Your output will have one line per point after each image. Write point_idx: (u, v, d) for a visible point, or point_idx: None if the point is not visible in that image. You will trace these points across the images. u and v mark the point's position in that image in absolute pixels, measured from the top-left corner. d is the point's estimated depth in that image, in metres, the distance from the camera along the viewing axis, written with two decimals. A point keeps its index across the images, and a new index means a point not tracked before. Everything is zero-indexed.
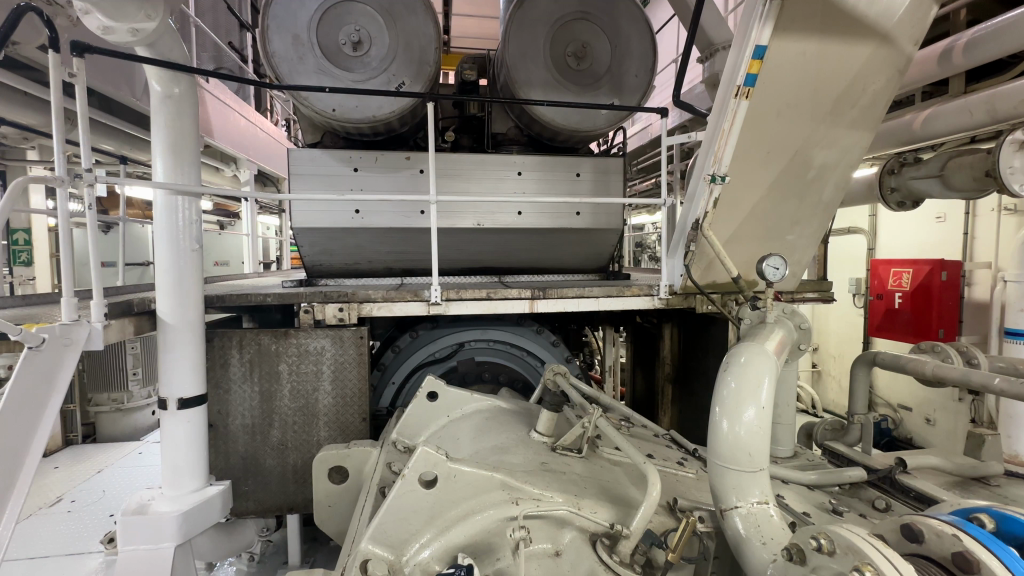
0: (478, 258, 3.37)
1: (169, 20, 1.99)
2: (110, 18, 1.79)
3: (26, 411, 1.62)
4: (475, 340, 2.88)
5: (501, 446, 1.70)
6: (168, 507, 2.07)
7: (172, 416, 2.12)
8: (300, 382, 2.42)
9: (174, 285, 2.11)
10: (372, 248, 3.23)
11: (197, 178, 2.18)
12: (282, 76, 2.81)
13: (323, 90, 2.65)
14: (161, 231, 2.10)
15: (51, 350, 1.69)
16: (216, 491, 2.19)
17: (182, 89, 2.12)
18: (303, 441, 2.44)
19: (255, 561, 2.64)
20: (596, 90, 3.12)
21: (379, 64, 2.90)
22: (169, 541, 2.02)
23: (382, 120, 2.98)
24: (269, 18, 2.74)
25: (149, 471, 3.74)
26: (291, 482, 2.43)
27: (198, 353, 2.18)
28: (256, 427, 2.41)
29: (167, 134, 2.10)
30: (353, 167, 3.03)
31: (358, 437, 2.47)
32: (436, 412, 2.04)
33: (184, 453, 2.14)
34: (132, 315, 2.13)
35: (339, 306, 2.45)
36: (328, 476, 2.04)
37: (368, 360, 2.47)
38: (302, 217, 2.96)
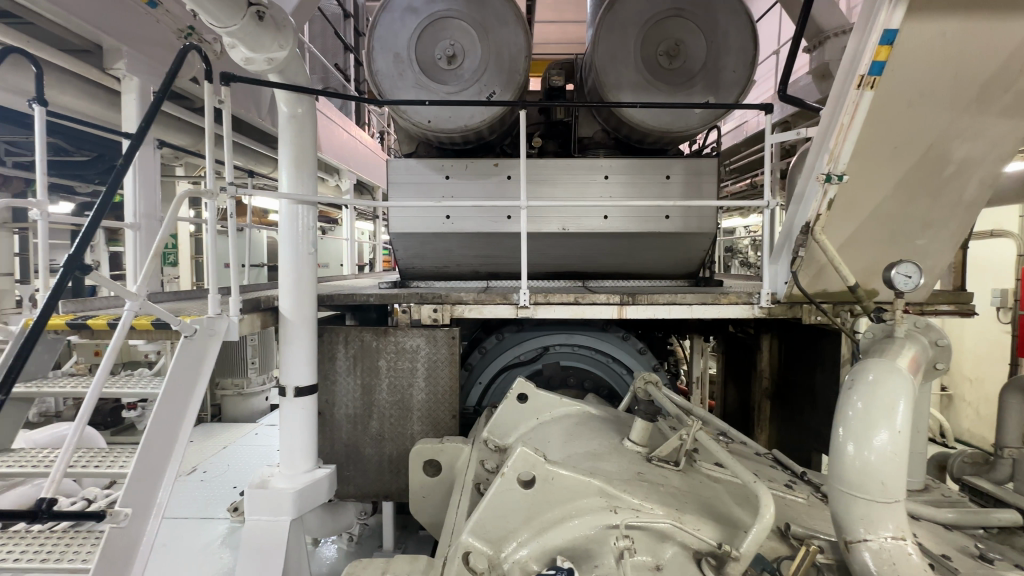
0: (562, 262, 3.37)
1: (296, 49, 2.23)
2: (251, 50, 2.04)
3: (182, 390, 1.87)
4: (560, 345, 2.88)
5: (594, 451, 1.68)
6: (285, 484, 2.29)
7: (289, 403, 2.36)
8: (397, 378, 2.58)
9: (294, 284, 2.35)
10: (460, 253, 3.36)
11: (314, 188, 2.42)
12: (384, 92, 3.03)
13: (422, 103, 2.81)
14: (284, 235, 2.35)
15: (200, 338, 1.96)
16: (324, 473, 2.39)
17: (305, 109, 2.35)
18: (398, 434, 2.59)
19: (354, 541, 2.84)
20: (690, 89, 3.00)
21: (471, 75, 3.01)
22: (285, 515, 2.25)
23: (473, 129, 3.10)
24: (374, 39, 2.97)
25: (264, 451, 4.18)
26: (388, 471, 2.59)
27: (312, 346, 2.41)
28: (358, 417, 2.60)
29: (292, 149, 2.35)
30: (446, 174, 3.18)
31: (449, 433, 2.57)
32: (527, 414, 2.07)
33: (298, 436, 2.36)
34: (259, 310, 2.40)
35: (434, 307, 2.57)
36: (423, 469, 2.14)
37: (459, 360, 2.57)
38: (399, 223, 3.16)
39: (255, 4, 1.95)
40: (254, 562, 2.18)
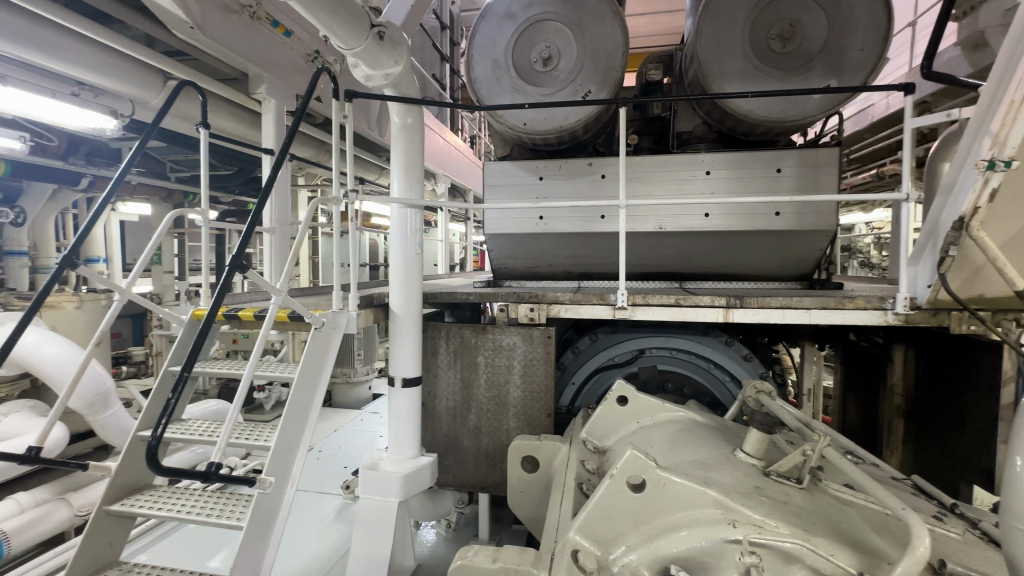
0: (658, 262, 3.26)
1: (408, 63, 2.38)
2: (370, 67, 2.22)
3: (312, 376, 2.09)
4: (657, 348, 2.78)
5: (704, 460, 1.60)
6: (393, 468, 2.46)
7: (398, 392, 2.54)
8: (494, 374, 2.66)
9: (403, 283, 2.52)
10: (552, 253, 3.38)
11: (420, 193, 2.58)
12: (482, 98, 3.14)
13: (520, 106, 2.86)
14: (395, 237, 2.53)
15: (326, 330, 2.17)
16: (427, 461, 2.53)
17: (414, 118, 2.51)
18: (494, 428, 2.67)
19: (451, 528, 2.97)
20: (807, 73, 2.74)
21: (567, 76, 3.01)
22: (394, 497, 2.41)
23: (568, 129, 3.09)
24: (474, 48, 3.09)
25: (369, 436, 4.54)
26: (484, 463, 2.68)
27: (417, 341, 2.57)
28: (457, 409, 2.73)
29: (403, 157, 2.52)
30: (539, 176, 3.21)
31: (544, 432, 2.60)
32: (626, 418, 2.05)
33: (405, 425, 2.53)
34: (372, 306, 2.61)
35: (531, 306, 2.61)
36: (521, 465, 2.19)
37: (554, 359, 2.60)
38: (494, 225, 3.26)
39: (377, 25, 2.13)
40: (368, 536, 2.37)
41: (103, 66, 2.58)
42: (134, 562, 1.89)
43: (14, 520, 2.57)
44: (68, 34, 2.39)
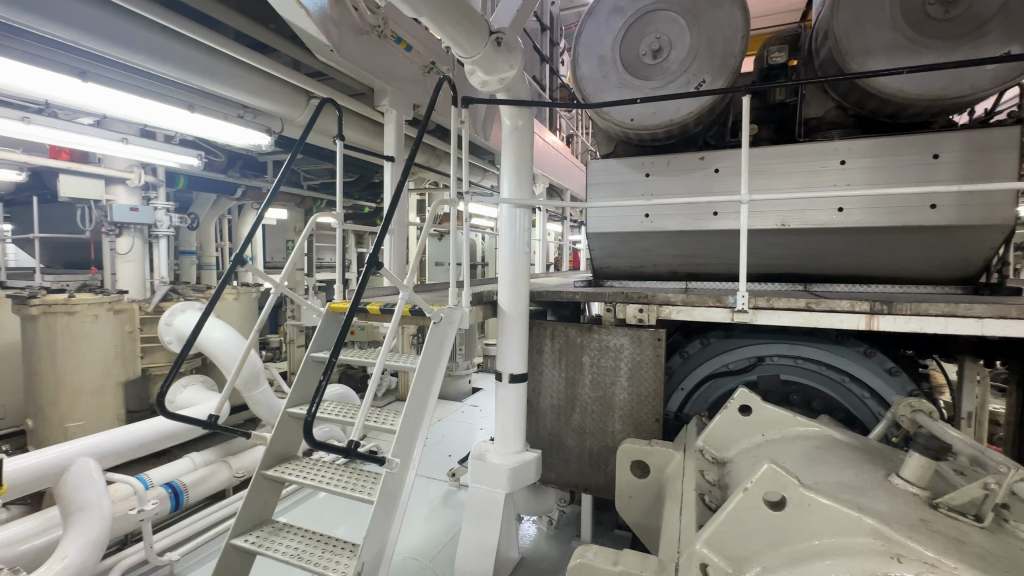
0: (780, 263, 2.98)
1: (522, 68, 2.43)
2: (486, 73, 2.30)
3: (431, 368, 2.22)
4: (779, 356, 2.54)
5: (850, 484, 1.43)
6: (500, 460, 2.53)
7: (505, 387, 2.60)
8: (600, 375, 2.63)
9: (512, 280, 2.59)
10: (658, 252, 3.25)
11: (529, 193, 2.62)
12: (588, 96, 3.10)
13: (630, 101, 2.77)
14: (504, 236, 2.60)
15: (442, 324, 2.29)
16: (532, 457, 2.57)
17: (524, 121, 2.56)
18: (599, 429, 2.64)
19: (553, 525, 2.99)
20: (980, 39, 2.30)
21: (679, 66, 2.86)
22: (501, 489, 2.48)
23: (679, 122, 2.92)
24: (580, 47, 3.07)
25: (470, 427, 4.74)
26: (588, 464, 2.66)
27: (523, 337, 2.61)
28: (562, 408, 2.73)
29: (513, 158, 2.59)
30: (646, 172, 3.09)
31: (652, 437, 2.50)
32: (749, 430, 1.92)
33: (511, 419, 2.58)
34: (482, 303, 2.72)
35: (640, 307, 2.53)
36: (631, 469, 2.14)
37: (664, 363, 2.49)
38: (597, 223, 3.18)
39: (495, 32, 2.21)
40: (477, 524, 2.47)
41: (263, 91, 3.00)
42: (283, 522, 2.17)
43: (191, 475, 3.06)
44: (236, 65, 2.81)
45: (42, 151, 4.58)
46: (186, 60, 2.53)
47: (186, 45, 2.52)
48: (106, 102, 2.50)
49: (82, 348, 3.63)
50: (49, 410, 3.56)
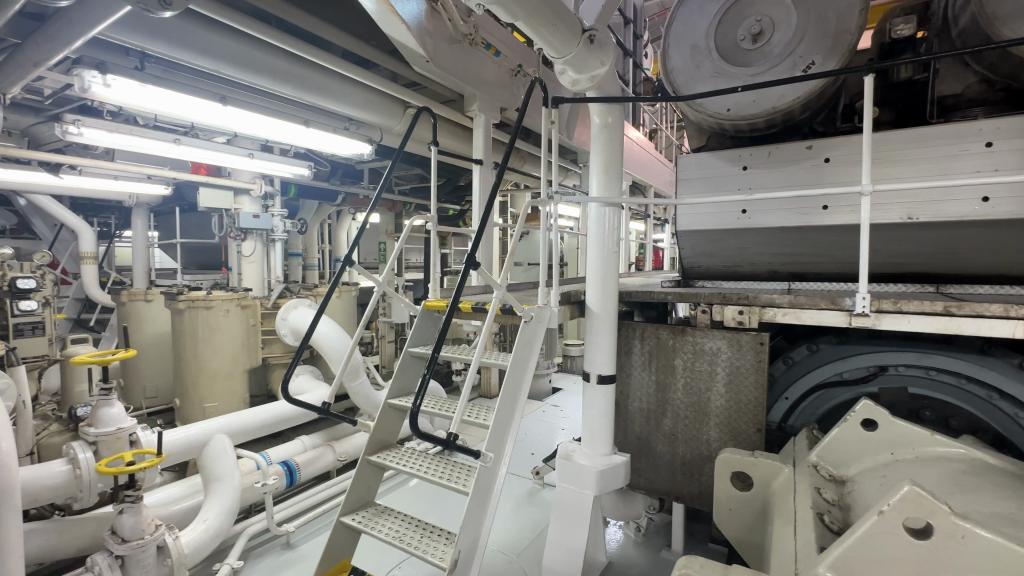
0: (905, 261, 2.64)
1: (613, 65, 2.39)
2: (577, 71, 2.29)
3: (521, 366, 2.25)
4: (905, 366, 2.24)
5: (1013, 517, 1.23)
6: (587, 462, 2.50)
7: (592, 388, 2.57)
8: (694, 379, 2.50)
9: (601, 280, 2.54)
10: (757, 250, 3.02)
11: (619, 191, 2.57)
12: (679, 88, 2.92)
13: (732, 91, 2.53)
14: (593, 236, 2.57)
15: (532, 324, 2.31)
16: (620, 460, 2.51)
17: (614, 118, 2.51)
18: (693, 437, 2.51)
19: (641, 532, 2.90)
20: None
21: (783, 50, 2.62)
22: (588, 490, 2.45)
23: (783, 109, 2.65)
24: (671, 37, 2.94)
25: (551, 427, 4.75)
26: (679, 472, 2.55)
27: (611, 338, 2.56)
28: (651, 412, 2.64)
29: (602, 156, 2.54)
30: (743, 165, 2.89)
31: (752, 449, 2.34)
32: (875, 446, 1.73)
33: (598, 421, 2.54)
34: (570, 303, 2.70)
35: (740, 308, 2.38)
36: (731, 481, 2.01)
37: (767, 369, 2.32)
38: (686, 221, 3.00)
39: (589, 30, 2.20)
40: (565, 523, 2.47)
41: (367, 104, 3.23)
42: (384, 505, 2.32)
43: (302, 456, 3.38)
44: (345, 82, 3.05)
45: (184, 168, 5.29)
46: (305, 80, 2.80)
47: (305, 67, 2.79)
48: (240, 122, 2.83)
49: (214, 338, 4.15)
50: (191, 392, 4.11)
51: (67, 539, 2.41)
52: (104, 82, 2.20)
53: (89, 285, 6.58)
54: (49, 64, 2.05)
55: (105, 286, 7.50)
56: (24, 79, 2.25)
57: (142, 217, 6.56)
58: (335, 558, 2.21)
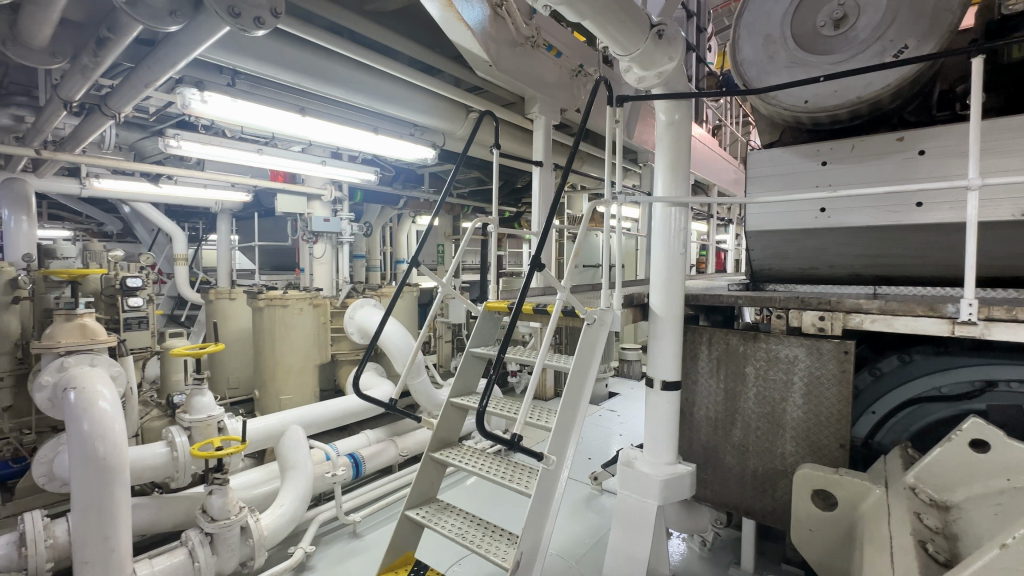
0: (1016, 262, 2.36)
1: (683, 60, 2.31)
2: (643, 68, 2.22)
3: (583, 369, 2.22)
4: (1019, 382, 1.99)
5: None
6: (650, 469, 2.42)
7: (656, 394, 2.47)
8: (767, 388, 2.36)
9: (666, 283, 2.46)
10: (839, 251, 2.80)
11: (686, 191, 2.47)
12: (749, 81, 2.73)
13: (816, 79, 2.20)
14: (658, 237, 2.48)
15: (593, 327, 2.26)
16: (686, 470, 2.41)
17: (681, 115, 2.42)
18: (765, 449, 2.37)
19: (707, 546, 2.77)
20: None
21: (870, 34, 2.39)
22: (652, 499, 2.37)
23: (870, 99, 2.42)
24: (742, 27, 2.75)
25: (607, 432, 4.66)
26: (750, 486, 2.41)
27: (677, 343, 2.46)
28: (719, 421, 2.52)
29: (668, 155, 2.46)
30: (822, 159, 2.68)
31: (834, 465, 2.17)
32: (987, 471, 1.53)
33: (662, 428, 2.45)
34: (633, 306, 2.62)
35: (820, 314, 2.21)
36: (812, 499, 1.88)
37: (852, 380, 2.14)
38: (757, 221, 2.84)
39: (657, 25, 2.14)
40: (626, 532, 2.40)
41: (431, 109, 3.33)
42: (446, 502, 2.37)
43: (367, 449, 3.53)
44: (412, 89, 3.15)
45: (263, 176, 5.71)
46: (375, 89, 2.92)
47: (375, 77, 2.91)
48: (316, 132, 3.01)
49: (289, 335, 4.43)
50: (268, 384, 4.41)
51: (165, 514, 2.65)
52: (201, 98, 2.41)
53: (181, 284, 7.22)
54: (157, 84, 2.28)
55: (194, 286, 8.21)
56: (136, 98, 2.50)
57: (225, 222, 7.14)
58: (400, 551, 2.28)
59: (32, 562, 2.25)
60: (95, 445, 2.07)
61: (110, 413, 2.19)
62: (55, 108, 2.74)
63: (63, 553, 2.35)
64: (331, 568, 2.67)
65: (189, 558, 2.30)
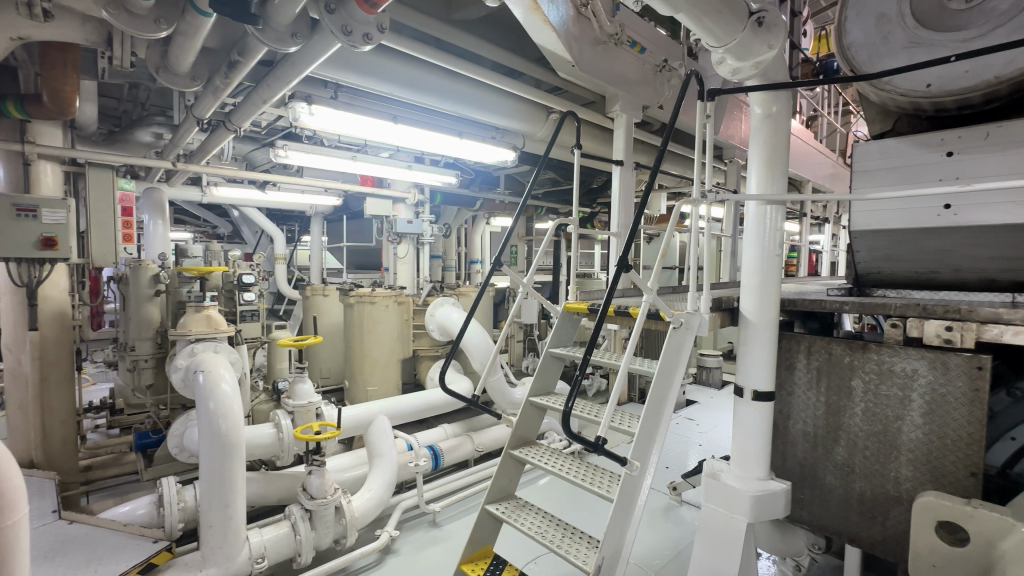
0: None
1: (784, 47, 2.15)
2: (739, 59, 2.10)
3: (667, 375, 2.14)
4: None
5: None
6: (739, 484, 2.28)
7: (746, 404, 2.32)
8: (878, 405, 2.14)
9: (759, 286, 2.30)
10: (967, 253, 2.46)
11: (784, 189, 2.30)
12: (857, 66, 2.43)
13: (950, 60, 1.85)
14: (750, 238, 2.33)
15: (678, 332, 2.18)
16: (780, 487, 2.24)
17: (780, 106, 2.25)
18: (875, 472, 2.15)
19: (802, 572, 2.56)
20: None
21: (1013, 5, 2.07)
22: (741, 516, 2.23)
23: (1012, 79, 2.11)
24: (849, 7, 2.42)
25: (686, 442, 4.46)
26: (856, 511, 2.20)
27: (771, 351, 2.30)
28: (819, 439, 2.32)
29: (765, 150, 2.30)
30: (947, 150, 2.36)
31: (963, 496, 1.92)
32: None
33: (753, 441, 2.29)
34: (720, 310, 2.48)
35: (947, 324, 1.95)
36: (938, 533, 1.66)
37: (985, 401, 1.87)
38: (866, 220, 2.57)
39: (756, 12, 2.01)
40: (712, 548, 2.29)
41: (512, 112, 3.38)
42: (524, 500, 2.39)
43: (445, 443, 3.66)
44: (493, 92, 3.22)
45: (352, 181, 6.12)
46: (460, 95, 3.02)
47: (460, 83, 3.00)
48: (405, 138, 3.17)
49: (375, 330, 4.71)
50: (357, 376, 4.72)
51: (271, 489, 2.92)
52: (309, 111, 2.64)
53: (281, 281, 7.93)
54: (275, 100, 2.53)
55: (290, 282, 8.98)
56: (254, 114, 2.78)
57: (318, 224, 7.73)
58: (479, 544, 2.33)
59: (167, 522, 2.56)
60: (219, 423, 2.33)
61: (230, 396, 2.46)
62: (189, 125, 3.13)
63: (191, 516, 2.67)
64: (414, 554, 2.81)
65: (292, 531, 2.53)
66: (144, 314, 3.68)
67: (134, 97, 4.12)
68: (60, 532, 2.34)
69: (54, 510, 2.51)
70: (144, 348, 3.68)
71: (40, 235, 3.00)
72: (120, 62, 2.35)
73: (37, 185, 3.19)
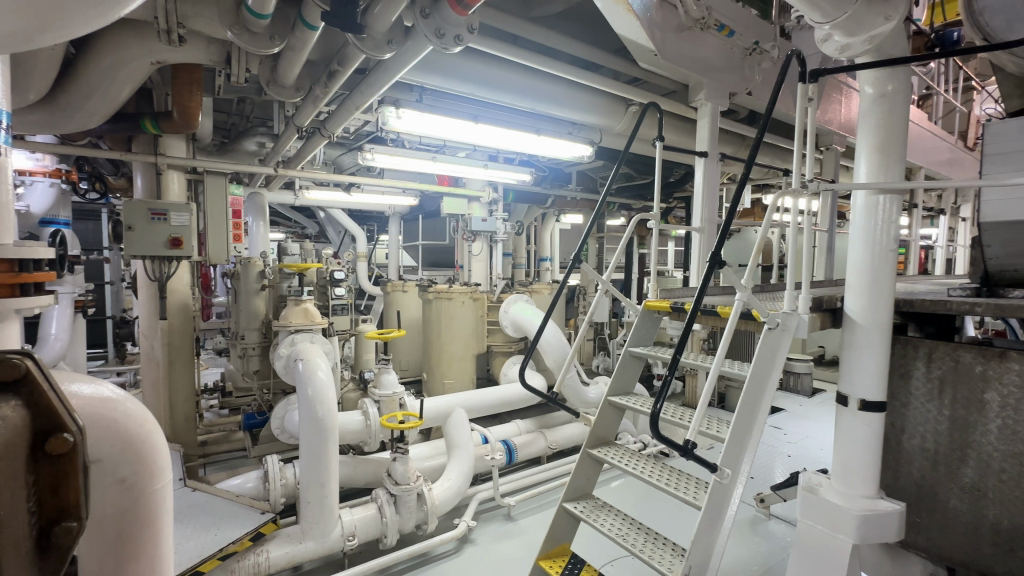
0: None
1: (905, 17, 1.92)
2: (849, 34, 1.91)
3: (761, 379, 2.00)
4: None
5: None
6: (842, 501, 2.08)
7: (852, 414, 2.11)
8: (1019, 422, 1.86)
9: (869, 285, 2.07)
10: None
11: (900, 176, 2.06)
12: (991, 35, 2.16)
13: None
14: (858, 232, 2.11)
15: (774, 333, 2.02)
16: (892, 508, 2.02)
17: (896, 85, 2.02)
18: (1015, 499, 1.87)
19: None
20: None
21: None
22: (845, 536, 2.04)
23: None
24: None
25: (773, 452, 4.16)
26: (988, 540, 1.94)
27: (883, 357, 2.07)
28: (941, 457, 2.07)
29: (877, 133, 2.07)
30: None
31: None
32: None
33: (860, 455, 2.08)
34: (821, 310, 2.26)
35: None
36: None
37: None
38: (1001, 211, 2.21)
39: None
40: (810, 567, 2.11)
41: (590, 105, 3.32)
42: (602, 501, 2.35)
43: (520, 438, 3.70)
44: (571, 86, 3.18)
45: (428, 182, 6.36)
46: (538, 91, 3.01)
47: (539, 79, 3.00)
48: (484, 138, 3.23)
49: (452, 325, 4.85)
50: (434, 369, 4.90)
51: (359, 472, 3.12)
52: (397, 115, 2.77)
53: (363, 277, 8.43)
54: (367, 105, 2.68)
55: (371, 279, 9.52)
56: (347, 120, 2.96)
57: (396, 224, 8.12)
58: (557, 541, 2.33)
59: (272, 495, 2.82)
60: (316, 408, 2.52)
61: (325, 383, 2.65)
62: (290, 134, 3.40)
63: (291, 492, 2.91)
64: (490, 545, 2.87)
65: (379, 513, 2.68)
66: (252, 307, 4.08)
67: (242, 111, 4.56)
68: (186, 498, 2.66)
69: (181, 478, 2.86)
70: (252, 337, 4.07)
71: (169, 235, 3.41)
72: (237, 78, 2.59)
73: (167, 192, 3.63)
